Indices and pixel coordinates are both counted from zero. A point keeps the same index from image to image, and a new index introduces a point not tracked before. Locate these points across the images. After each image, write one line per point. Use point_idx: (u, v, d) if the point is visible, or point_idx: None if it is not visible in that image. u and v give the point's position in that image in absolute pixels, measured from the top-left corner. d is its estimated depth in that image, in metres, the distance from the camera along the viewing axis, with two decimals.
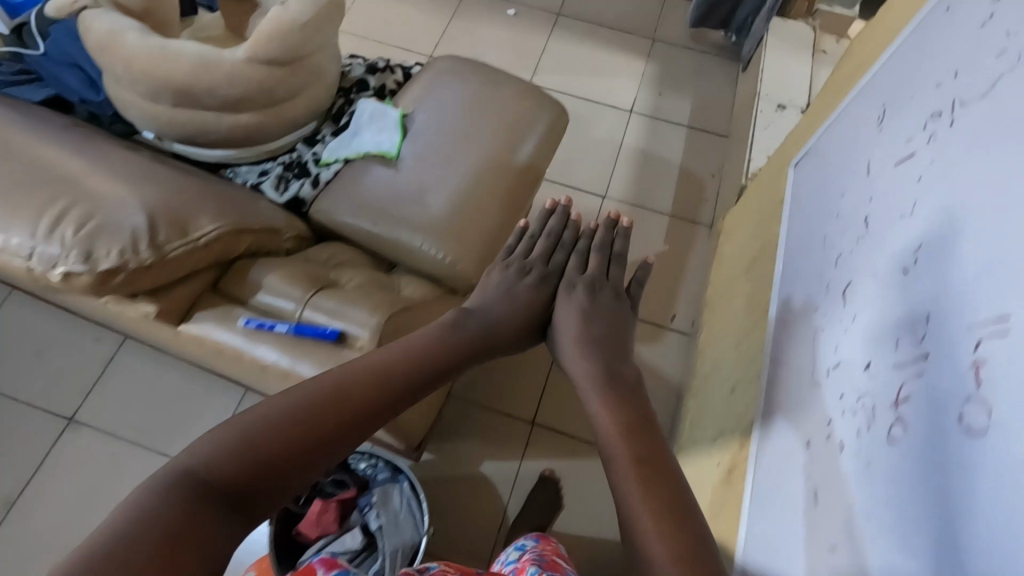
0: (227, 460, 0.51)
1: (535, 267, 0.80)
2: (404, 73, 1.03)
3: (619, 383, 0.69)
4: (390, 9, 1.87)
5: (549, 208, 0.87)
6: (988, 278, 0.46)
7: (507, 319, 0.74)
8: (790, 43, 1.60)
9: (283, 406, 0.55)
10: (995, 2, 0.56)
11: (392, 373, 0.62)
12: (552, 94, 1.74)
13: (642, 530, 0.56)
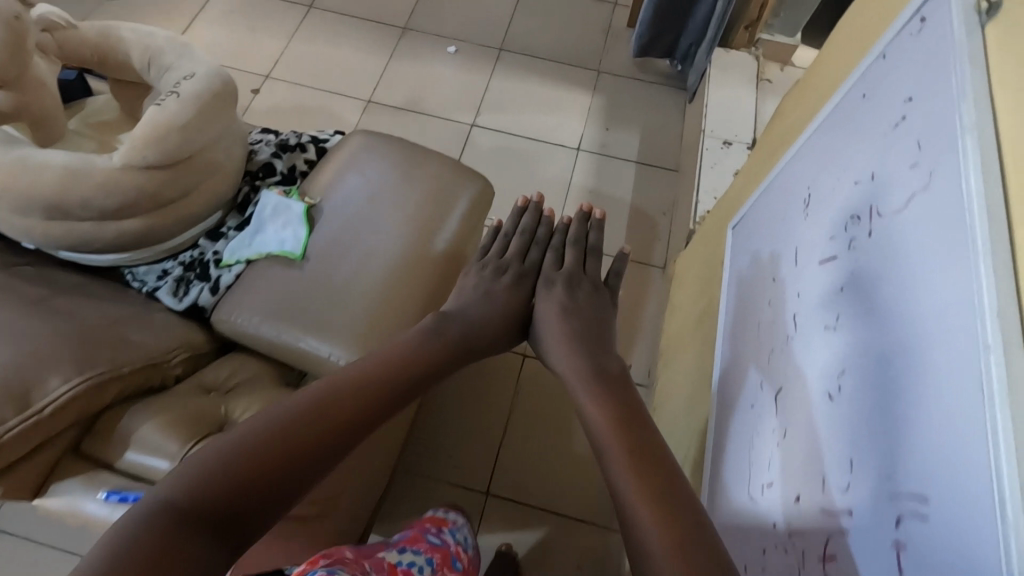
0: (217, 480, 0.54)
1: (513, 262, 0.87)
2: (317, 150, 0.99)
3: (606, 372, 0.74)
4: (325, 52, 1.80)
5: (522, 207, 0.96)
6: (889, 245, 0.50)
7: (487, 322, 0.80)
8: (734, 74, 1.57)
9: (272, 423, 0.59)
10: (907, 102, 0.52)
11: (377, 383, 0.67)
12: (498, 134, 1.68)
13: (636, 516, 0.58)
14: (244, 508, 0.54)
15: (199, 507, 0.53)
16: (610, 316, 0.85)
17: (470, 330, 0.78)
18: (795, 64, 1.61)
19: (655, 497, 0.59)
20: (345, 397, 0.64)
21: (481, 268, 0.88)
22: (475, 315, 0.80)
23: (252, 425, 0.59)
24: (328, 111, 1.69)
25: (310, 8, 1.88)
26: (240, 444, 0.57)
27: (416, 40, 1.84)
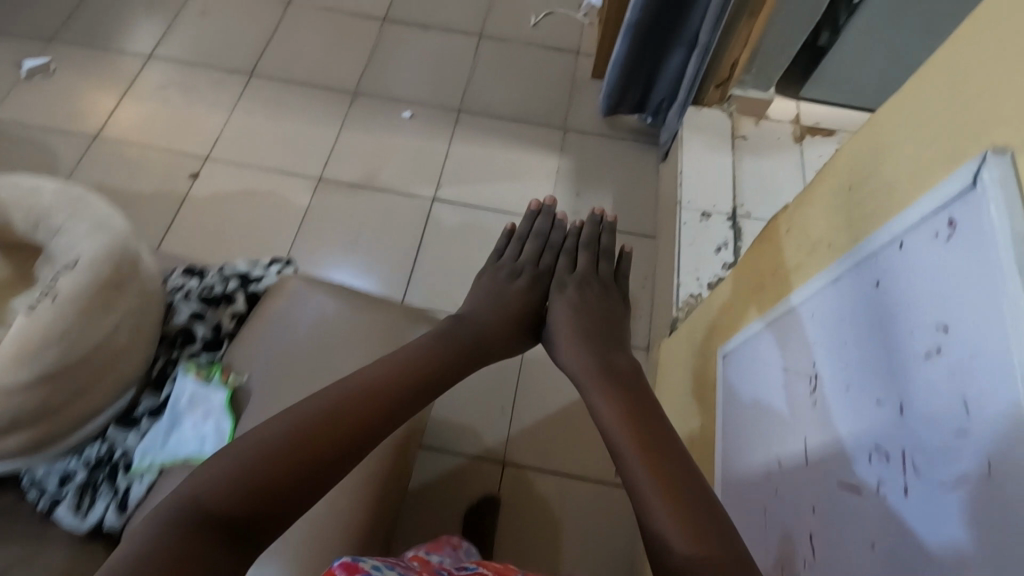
0: (221, 490, 0.56)
1: (526, 267, 1.07)
2: (242, 300, 0.94)
3: (610, 364, 0.85)
4: (269, 124, 1.67)
5: (534, 212, 1.17)
6: (933, 289, 0.44)
7: (502, 320, 0.95)
8: (707, 134, 1.48)
9: (273, 431, 0.62)
10: (943, 328, 0.42)
11: (379, 392, 0.70)
12: (461, 207, 1.57)
13: (637, 488, 0.64)
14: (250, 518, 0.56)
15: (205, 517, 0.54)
16: (619, 310, 1.02)
17: (490, 328, 0.92)
18: (770, 117, 1.54)
19: (662, 477, 0.64)
20: (347, 403, 0.67)
21: (502, 271, 1.05)
22: (496, 315, 0.95)
23: (251, 436, 0.62)
24: (277, 192, 1.56)
25: (251, 75, 1.74)
26: (242, 456, 0.60)
27: (368, 105, 1.71)
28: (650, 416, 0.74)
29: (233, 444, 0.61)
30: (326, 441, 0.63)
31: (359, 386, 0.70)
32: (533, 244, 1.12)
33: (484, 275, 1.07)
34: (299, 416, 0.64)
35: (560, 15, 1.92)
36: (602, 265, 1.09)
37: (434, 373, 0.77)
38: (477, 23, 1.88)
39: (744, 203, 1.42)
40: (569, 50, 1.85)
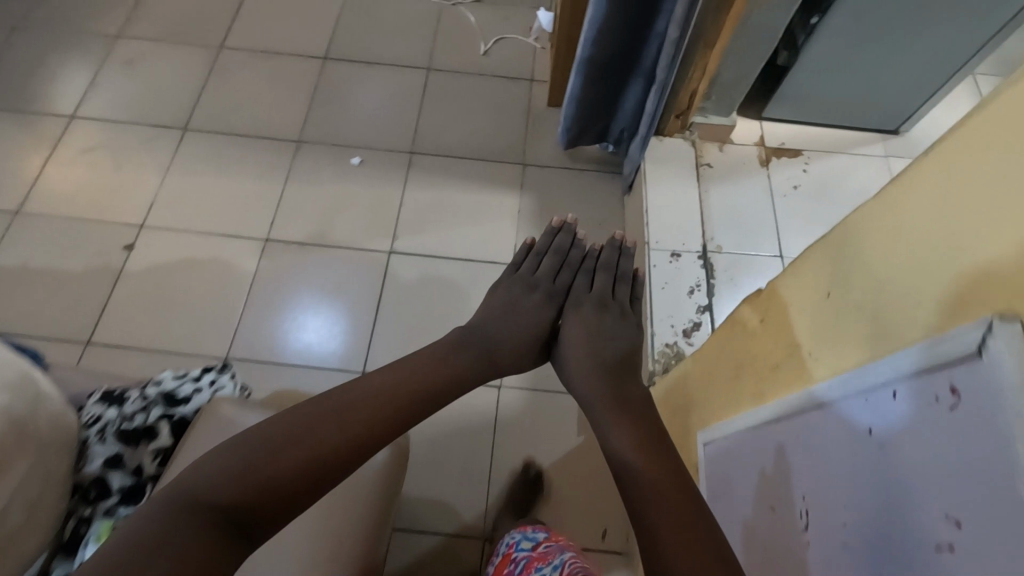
0: (225, 488, 0.65)
1: (545, 286, 1.05)
2: (172, 428, 0.83)
3: (621, 377, 0.90)
4: (208, 183, 1.56)
5: (554, 228, 1.14)
6: (938, 467, 0.39)
7: (519, 340, 0.96)
8: (670, 166, 1.42)
9: (278, 438, 0.70)
10: (954, 525, 0.37)
11: (380, 406, 0.77)
12: (422, 258, 1.48)
13: (642, 503, 0.70)
14: (249, 517, 0.65)
15: (210, 509, 0.64)
16: (636, 337, 1.01)
17: (505, 349, 0.95)
18: (734, 141, 1.48)
19: (654, 485, 0.72)
20: (347, 415, 0.74)
21: (521, 292, 1.04)
22: (513, 338, 0.96)
23: (258, 434, 0.71)
24: (223, 258, 1.46)
25: (186, 129, 1.63)
26: (247, 455, 0.68)
27: (314, 153, 1.61)
28: (641, 421, 0.82)
29: (237, 446, 0.69)
30: (320, 457, 0.70)
31: (362, 396, 0.77)
32: (551, 260, 1.11)
33: (501, 292, 1.05)
34: (303, 425, 0.72)
35: (509, 41, 1.84)
36: (621, 289, 1.08)
37: (442, 385, 0.84)
38: (423, 56, 1.80)
39: (713, 238, 1.36)
40: (522, 78, 1.78)
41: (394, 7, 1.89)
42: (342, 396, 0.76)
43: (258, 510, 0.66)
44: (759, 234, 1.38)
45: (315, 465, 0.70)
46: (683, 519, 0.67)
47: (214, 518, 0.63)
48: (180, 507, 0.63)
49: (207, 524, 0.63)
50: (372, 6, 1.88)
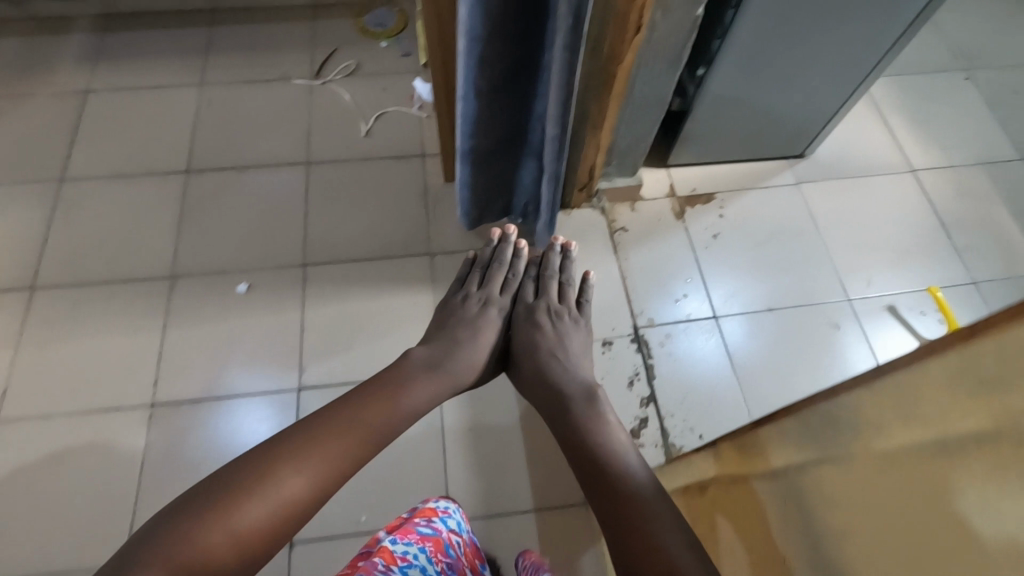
0: (186, 537, 0.66)
1: (494, 300, 1.13)
2: None
3: (571, 376, 1.00)
4: (71, 348, 1.34)
5: (497, 242, 1.20)
6: None
7: (477, 355, 1.04)
8: (584, 241, 1.34)
9: (244, 482, 0.72)
10: None
11: (347, 441, 0.80)
12: (335, 388, 1.32)
13: (620, 505, 0.77)
14: (212, 566, 0.65)
15: (170, 559, 0.63)
16: (582, 337, 1.11)
17: (465, 366, 1.02)
18: (644, 197, 1.40)
19: (608, 479, 0.80)
20: (314, 453, 0.77)
21: (474, 308, 1.11)
22: (472, 354, 1.04)
23: (222, 480, 0.72)
24: (101, 439, 1.25)
25: (33, 288, 1.40)
26: (209, 502, 0.70)
27: (192, 287, 1.42)
28: (592, 414, 0.92)
29: (193, 503, 0.69)
30: (288, 500, 0.73)
31: (328, 431, 0.80)
32: (496, 273, 1.18)
33: (455, 309, 1.12)
34: (269, 465, 0.74)
35: (392, 114, 1.69)
36: (568, 292, 1.17)
37: (404, 414, 0.88)
38: (300, 147, 1.63)
39: (643, 312, 1.28)
40: (413, 154, 1.64)
41: (257, 97, 1.70)
42: (309, 435, 0.78)
43: (220, 558, 0.66)
44: (687, 298, 1.29)
45: (285, 508, 0.72)
46: (634, 505, 0.76)
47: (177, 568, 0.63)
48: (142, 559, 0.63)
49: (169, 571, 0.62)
50: (232, 100, 1.70)
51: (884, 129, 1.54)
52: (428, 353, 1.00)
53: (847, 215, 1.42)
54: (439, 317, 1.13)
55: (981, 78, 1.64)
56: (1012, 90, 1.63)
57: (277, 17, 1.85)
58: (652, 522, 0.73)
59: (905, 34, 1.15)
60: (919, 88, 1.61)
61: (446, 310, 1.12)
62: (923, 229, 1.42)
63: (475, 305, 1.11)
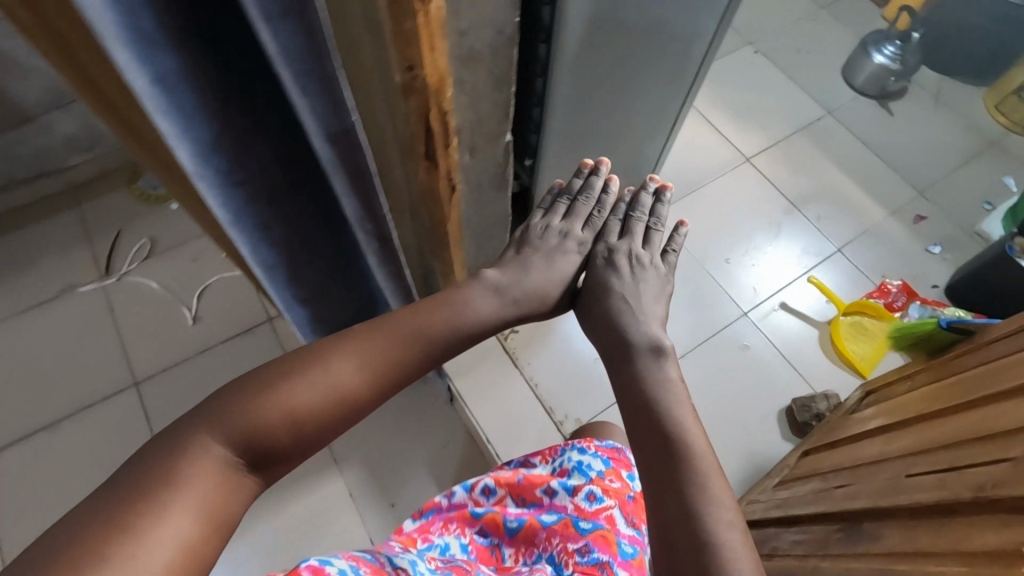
0: (236, 410, 0.48)
1: (574, 234, 0.79)
2: None
3: (636, 330, 0.69)
4: None
5: (585, 171, 0.83)
6: None
7: (547, 289, 0.73)
8: (477, 362, 1.19)
9: (290, 361, 0.52)
10: None
11: (409, 341, 0.58)
12: None
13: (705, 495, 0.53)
14: (249, 447, 0.48)
15: (218, 432, 0.47)
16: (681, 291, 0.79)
17: (531, 300, 0.72)
18: None
19: (670, 446, 0.57)
20: (369, 346, 0.56)
21: (552, 240, 0.78)
22: (538, 285, 0.73)
23: (278, 362, 0.53)
24: None
25: None
26: (252, 383, 0.50)
27: None
28: (642, 372, 0.65)
29: (241, 380, 0.51)
30: (339, 392, 0.52)
31: (381, 329, 0.58)
32: (582, 205, 0.82)
33: (529, 235, 0.79)
34: (319, 357, 0.53)
35: (216, 285, 1.46)
36: (665, 243, 0.81)
37: (473, 319, 0.65)
38: (120, 367, 1.36)
39: (568, 416, 1.18)
40: (258, 323, 1.42)
41: (43, 325, 1.40)
42: (366, 326, 0.57)
43: (269, 444, 0.49)
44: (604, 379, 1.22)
45: (339, 400, 0.52)
46: (688, 474, 0.55)
47: (229, 446, 0.47)
48: (186, 429, 0.47)
49: (218, 449, 0.47)
50: (11, 341, 1.38)
51: (708, 126, 1.58)
52: (492, 280, 0.69)
53: (711, 227, 1.43)
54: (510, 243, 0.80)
55: (766, 47, 1.74)
56: (794, 50, 1.74)
57: (33, 217, 1.53)
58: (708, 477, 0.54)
59: (711, 55, 1.11)
60: (720, 75, 1.67)
61: (521, 234, 0.78)
62: (779, 214, 1.46)
63: (552, 236, 0.77)
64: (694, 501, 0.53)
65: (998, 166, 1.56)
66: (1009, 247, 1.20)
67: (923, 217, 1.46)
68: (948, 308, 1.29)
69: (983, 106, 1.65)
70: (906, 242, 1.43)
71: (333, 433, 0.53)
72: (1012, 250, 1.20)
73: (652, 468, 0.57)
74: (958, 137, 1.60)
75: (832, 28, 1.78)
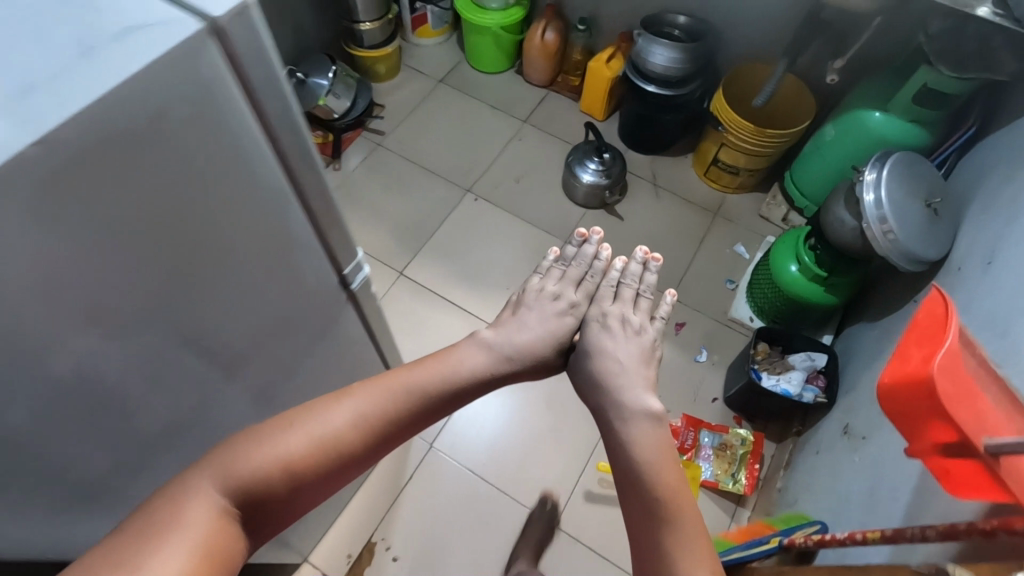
0: (238, 454, 0.56)
1: (566, 297, 0.81)
2: None
3: (629, 397, 0.71)
4: None
5: (580, 239, 0.86)
6: None
7: (536, 350, 0.76)
8: None
9: (293, 416, 0.60)
10: None
11: (403, 397, 0.65)
12: None
13: (684, 537, 0.59)
14: (253, 490, 0.56)
15: (219, 477, 0.55)
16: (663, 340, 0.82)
17: (521, 359, 0.75)
18: None
19: (656, 497, 0.62)
20: (368, 405, 0.63)
21: (546, 302, 0.80)
22: (529, 342, 0.76)
23: (296, 415, 0.61)
24: None
25: None
26: (269, 435, 0.58)
27: None
28: (625, 432, 0.69)
29: (253, 433, 0.59)
30: (329, 444, 0.59)
31: (380, 383, 0.66)
32: (574, 270, 0.85)
33: (523, 297, 0.82)
34: (326, 411, 0.61)
35: None
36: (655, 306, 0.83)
37: (465, 372, 0.71)
38: None
39: None
40: None
41: None
42: (363, 382, 0.65)
43: (264, 489, 0.56)
44: None
45: (330, 449, 0.59)
46: (663, 530, 0.60)
47: (227, 491, 0.55)
48: (190, 476, 0.55)
49: (218, 491, 0.54)
50: None
51: (454, 310, 1.47)
52: (484, 336, 0.75)
53: (490, 431, 1.33)
54: (507, 303, 0.84)
55: (486, 188, 1.66)
56: (511, 180, 1.68)
57: None
58: (683, 533, 0.59)
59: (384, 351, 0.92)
60: (451, 241, 1.57)
61: (517, 295, 0.82)
62: (545, 398, 1.37)
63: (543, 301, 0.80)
64: (667, 550, 0.59)
65: (728, 235, 1.62)
66: (753, 368, 1.25)
67: (683, 324, 1.47)
68: (735, 431, 1.29)
69: (696, 176, 1.71)
70: (676, 359, 1.42)
71: (327, 480, 0.61)
72: (755, 368, 1.26)
73: (646, 490, 0.64)
74: (685, 218, 1.65)
75: (539, 141, 1.76)
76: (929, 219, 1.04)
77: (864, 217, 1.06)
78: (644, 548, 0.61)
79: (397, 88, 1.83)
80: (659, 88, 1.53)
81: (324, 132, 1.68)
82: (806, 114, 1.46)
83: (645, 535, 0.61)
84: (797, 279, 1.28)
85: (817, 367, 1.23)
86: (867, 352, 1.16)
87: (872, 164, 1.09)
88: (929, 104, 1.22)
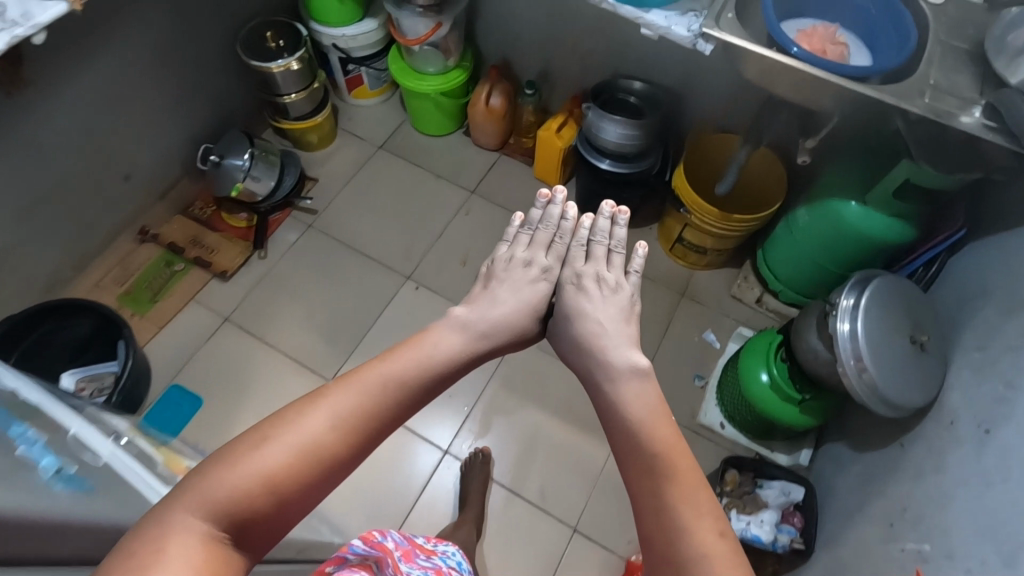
0: (212, 481, 0.50)
1: (538, 261, 0.83)
2: None
3: (615, 357, 0.71)
4: None
5: (544, 202, 0.87)
6: None
7: (515, 319, 0.77)
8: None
9: (264, 428, 0.54)
10: None
11: (385, 385, 0.61)
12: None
13: (679, 501, 0.55)
14: (239, 507, 0.50)
15: (195, 508, 0.49)
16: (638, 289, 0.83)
17: (502, 331, 0.76)
18: None
19: (652, 458, 0.59)
20: (346, 403, 0.57)
21: (518, 270, 0.82)
22: (505, 317, 0.76)
23: (268, 423, 0.55)
24: None
25: None
26: (242, 448, 0.52)
27: None
28: (615, 393, 0.67)
29: (225, 453, 0.53)
30: (310, 451, 0.53)
31: (354, 378, 0.60)
32: (541, 232, 0.86)
33: (494, 268, 0.83)
34: (304, 410, 0.56)
35: None
36: (623, 257, 0.85)
37: (438, 362, 0.67)
38: None
39: None
40: None
41: None
42: (336, 381, 0.59)
43: (248, 511, 0.50)
44: None
45: (317, 456, 0.54)
46: (664, 489, 0.56)
47: (205, 521, 0.49)
48: (162, 513, 0.49)
49: (198, 521, 0.48)
50: None
51: None
52: (460, 317, 0.74)
53: None
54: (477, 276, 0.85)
55: (427, 275, 1.50)
56: (456, 263, 1.52)
57: None
58: (682, 494, 0.55)
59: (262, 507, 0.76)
60: (387, 340, 1.41)
61: (487, 267, 0.83)
62: (496, 513, 1.23)
63: (515, 266, 0.82)
64: (670, 511, 0.55)
65: (697, 320, 1.46)
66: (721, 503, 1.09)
67: None
68: None
69: (661, 250, 1.55)
70: None
71: (322, 487, 0.55)
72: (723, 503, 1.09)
73: (635, 452, 0.60)
74: (649, 301, 1.49)
75: (488, 215, 1.60)
76: (910, 357, 0.88)
77: (836, 348, 0.91)
78: (643, 509, 0.57)
79: (332, 157, 1.66)
80: (614, 163, 1.36)
81: (249, 213, 1.53)
82: (778, 194, 1.30)
83: (644, 499, 0.57)
84: (767, 392, 1.13)
85: (793, 502, 1.09)
86: (849, 497, 1.00)
87: (850, 288, 0.94)
88: (912, 198, 1.08)
